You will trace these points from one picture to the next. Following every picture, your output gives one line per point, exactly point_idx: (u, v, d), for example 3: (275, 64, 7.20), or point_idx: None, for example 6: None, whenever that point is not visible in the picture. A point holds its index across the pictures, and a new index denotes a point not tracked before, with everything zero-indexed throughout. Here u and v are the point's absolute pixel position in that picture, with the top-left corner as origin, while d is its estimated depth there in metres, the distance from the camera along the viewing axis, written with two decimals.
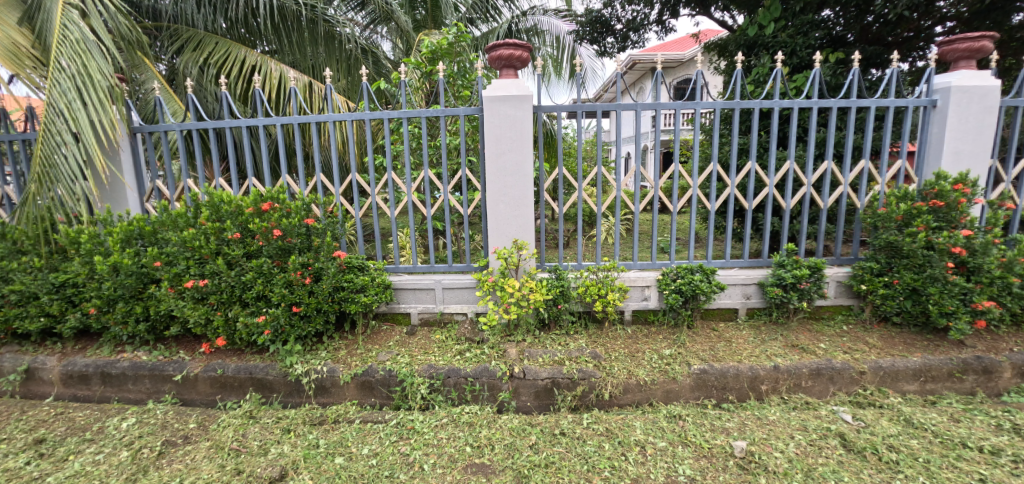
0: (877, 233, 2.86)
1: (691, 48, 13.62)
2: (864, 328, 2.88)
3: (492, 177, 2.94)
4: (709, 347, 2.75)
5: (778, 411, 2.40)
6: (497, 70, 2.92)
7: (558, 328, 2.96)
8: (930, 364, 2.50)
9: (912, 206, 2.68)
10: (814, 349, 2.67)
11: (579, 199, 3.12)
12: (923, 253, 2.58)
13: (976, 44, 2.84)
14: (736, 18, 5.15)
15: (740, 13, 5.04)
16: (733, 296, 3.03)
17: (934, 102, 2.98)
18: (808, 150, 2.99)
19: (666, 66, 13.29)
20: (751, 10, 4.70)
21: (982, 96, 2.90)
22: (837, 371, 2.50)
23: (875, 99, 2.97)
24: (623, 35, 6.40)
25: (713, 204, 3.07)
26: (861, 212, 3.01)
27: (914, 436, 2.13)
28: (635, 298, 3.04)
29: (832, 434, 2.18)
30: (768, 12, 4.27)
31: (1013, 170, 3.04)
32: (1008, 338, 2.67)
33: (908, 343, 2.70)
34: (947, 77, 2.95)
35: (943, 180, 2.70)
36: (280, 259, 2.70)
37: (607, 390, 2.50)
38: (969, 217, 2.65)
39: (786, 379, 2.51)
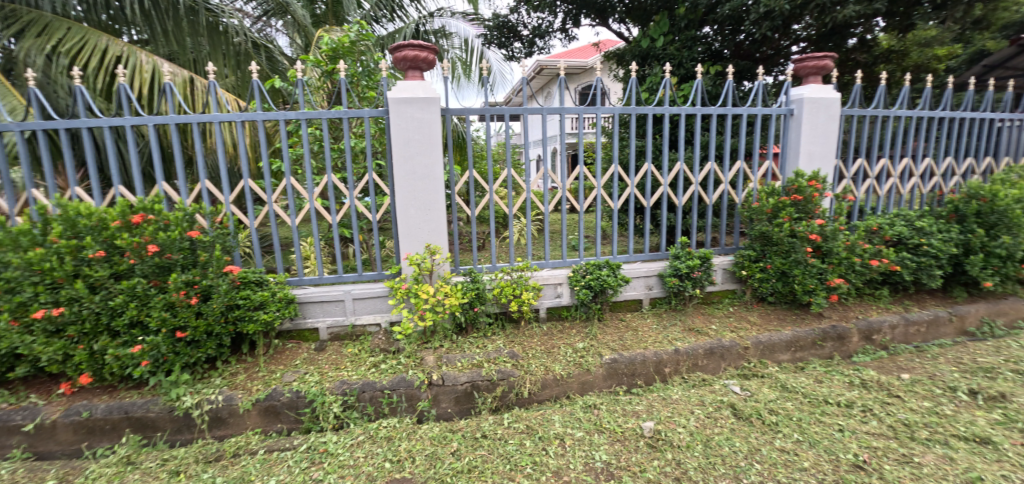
0: (753, 224, 3.24)
1: (591, 57, 14.45)
2: (746, 307, 3.26)
3: (400, 181, 2.85)
4: (618, 336, 2.92)
5: (680, 390, 2.61)
6: (402, 71, 2.85)
7: (475, 331, 2.96)
8: (799, 336, 2.87)
9: (778, 200, 3.08)
10: (707, 331, 2.95)
11: (490, 201, 3.13)
12: (789, 240, 2.97)
13: (820, 63, 3.35)
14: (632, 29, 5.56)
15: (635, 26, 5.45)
16: (638, 288, 3.25)
17: (791, 111, 3.46)
18: (695, 152, 3.29)
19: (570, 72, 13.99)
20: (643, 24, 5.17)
21: (827, 106, 3.42)
22: (726, 349, 2.78)
23: (747, 107, 3.36)
24: (529, 42, 6.59)
25: (616, 203, 3.24)
26: (740, 206, 3.39)
27: (788, 399, 2.44)
28: (549, 296, 3.13)
29: (725, 405, 2.41)
30: (658, 26, 4.72)
31: (852, 167, 3.61)
32: (854, 308, 3.17)
33: (781, 318, 3.09)
34: (800, 89, 3.44)
35: (800, 177, 3.13)
36: (158, 279, 2.39)
37: (526, 388, 2.54)
38: (822, 208, 3.10)
39: (685, 360, 2.73)
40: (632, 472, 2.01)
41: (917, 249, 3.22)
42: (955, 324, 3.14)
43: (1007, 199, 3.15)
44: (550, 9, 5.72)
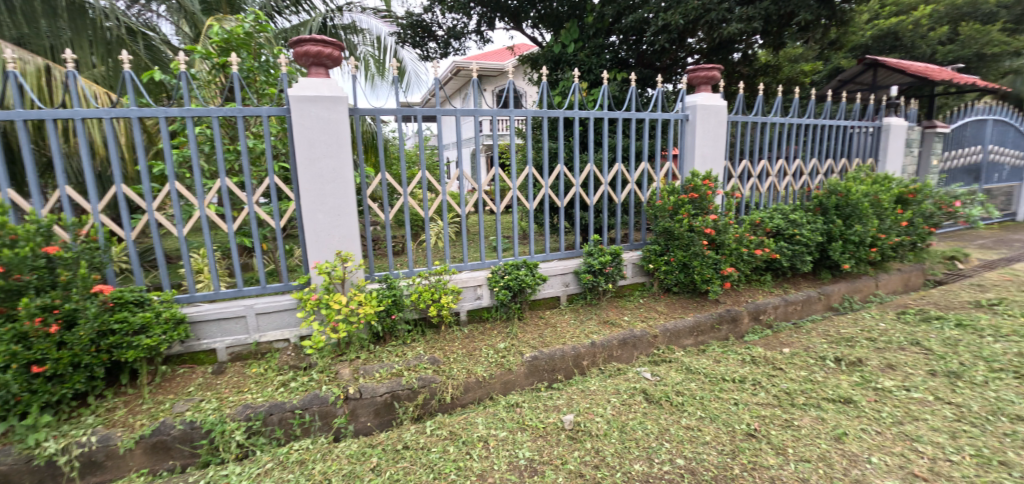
0: (657, 221, 3.49)
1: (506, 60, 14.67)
2: (654, 298, 3.49)
3: (306, 185, 2.67)
4: (538, 334, 2.98)
5: (597, 381, 2.72)
6: (305, 68, 2.68)
7: (393, 339, 2.86)
8: (700, 321, 3.13)
9: (678, 198, 3.35)
10: (620, 322, 3.11)
11: (405, 204, 3.04)
12: (688, 234, 3.23)
13: (709, 73, 3.69)
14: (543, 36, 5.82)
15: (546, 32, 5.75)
16: (555, 286, 3.34)
17: (686, 117, 3.77)
18: (604, 153, 3.45)
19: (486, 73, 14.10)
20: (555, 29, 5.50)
21: (716, 113, 3.77)
22: (637, 338, 2.95)
23: (648, 112, 3.60)
24: (444, 42, 6.53)
25: (532, 204, 3.31)
26: (645, 204, 3.63)
27: (692, 380, 2.64)
28: (469, 298, 3.12)
29: (637, 391, 2.56)
30: (568, 33, 5.09)
31: (739, 167, 4.01)
32: (744, 293, 3.53)
33: (684, 306, 3.35)
34: (693, 97, 3.77)
35: (696, 177, 3.42)
36: (3, 305, 2.01)
37: (448, 393, 2.50)
38: (714, 204, 3.41)
39: (601, 352, 2.86)
40: (554, 466, 2.05)
41: (792, 238, 3.66)
42: (824, 302, 3.61)
43: (857, 194, 3.69)
44: (464, 11, 5.73)
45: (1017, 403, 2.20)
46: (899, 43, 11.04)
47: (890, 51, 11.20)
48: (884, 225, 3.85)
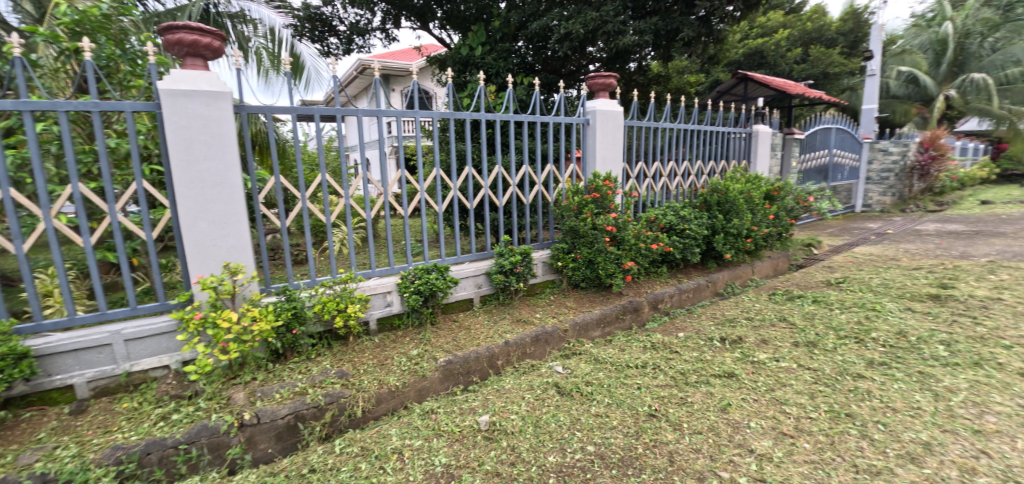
0: (563, 220, 3.63)
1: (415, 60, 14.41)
2: (563, 294, 3.63)
3: (184, 190, 2.38)
4: (452, 338, 2.95)
5: (512, 379, 2.75)
6: (178, 58, 2.39)
7: (295, 355, 2.66)
8: (606, 314, 3.31)
9: (582, 198, 3.52)
10: (532, 320, 3.19)
11: (304, 210, 2.85)
12: (591, 232, 3.41)
13: (606, 81, 3.95)
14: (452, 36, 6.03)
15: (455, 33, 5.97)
16: (467, 288, 3.34)
17: (587, 121, 3.99)
18: (511, 156, 3.52)
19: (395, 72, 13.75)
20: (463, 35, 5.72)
21: (613, 117, 4.03)
22: (549, 334, 3.04)
23: (552, 115, 3.74)
24: (347, 38, 6.28)
25: (441, 206, 3.27)
26: (552, 205, 3.77)
27: (600, 370, 2.78)
28: (378, 305, 3.00)
29: (550, 385, 2.64)
30: (475, 36, 5.37)
31: (635, 168, 4.32)
32: (644, 284, 3.81)
33: (591, 300, 3.52)
34: (593, 103, 3.99)
35: (597, 177, 3.63)
36: None
37: (358, 407, 2.37)
38: (614, 203, 3.64)
39: (515, 350, 2.90)
40: (471, 468, 2.03)
41: (682, 233, 4.01)
42: (710, 289, 4.01)
43: (733, 191, 4.16)
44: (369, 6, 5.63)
45: (858, 364, 2.62)
46: (764, 61, 12.69)
47: (757, 68, 12.83)
48: (756, 218, 4.37)
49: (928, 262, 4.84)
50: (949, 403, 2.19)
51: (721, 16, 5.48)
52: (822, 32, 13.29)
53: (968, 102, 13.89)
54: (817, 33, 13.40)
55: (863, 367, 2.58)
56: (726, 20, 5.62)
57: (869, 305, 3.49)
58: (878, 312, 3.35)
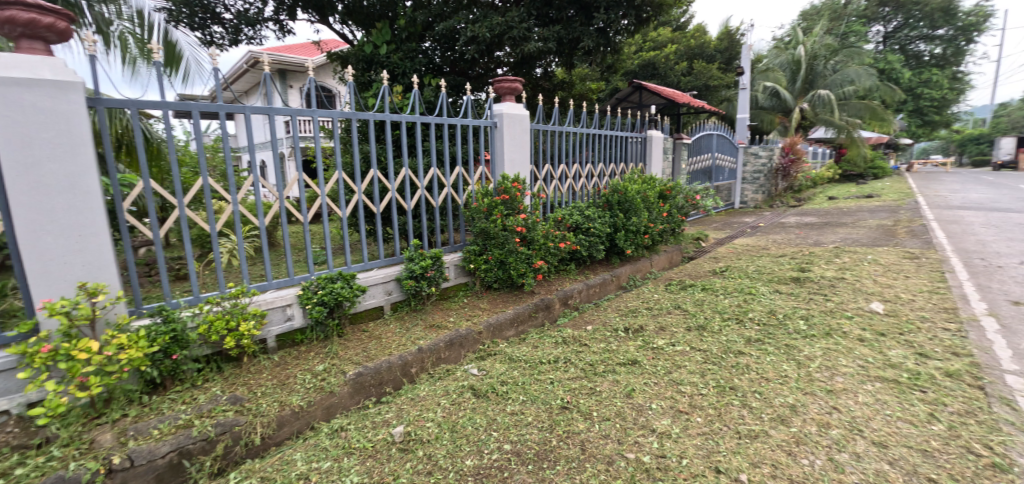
0: (474, 222, 3.64)
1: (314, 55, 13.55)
2: (477, 296, 3.63)
3: (21, 198, 1.99)
4: (361, 349, 2.80)
5: (427, 386, 2.69)
6: (9, 41, 2.00)
7: (177, 384, 2.35)
8: (519, 312, 3.37)
9: (491, 200, 3.55)
10: (446, 324, 3.15)
11: (183, 218, 2.53)
12: (502, 234, 3.46)
13: (512, 85, 4.03)
14: (354, 31, 6.16)
15: (357, 29, 6.09)
16: (377, 295, 3.20)
17: (494, 124, 4.03)
18: (418, 158, 3.44)
19: (291, 68, 12.81)
20: (367, 33, 5.58)
21: (520, 121, 4.13)
22: (463, 337, 3.02)
23: (459, 117, 3.72)
24: (234, 27, 5.82)
25: (345, 211, 3.09)
26: (461, 207, 3.77)
27: (514, 368, 2.82)
28: (276, 321, 2.75)
29: (466, 388, 2.62)
30: (380, 34, 5.23)
31: (542, 170, 4.46)
32: (555, 281, 3.94)
33: (504, 300, 3.57)
34: (499, 106, 4.05)
35: (506, 179, 3.69)
36: None
37: (256, 434, 2.15)
38: (523, 205, 3.73)
39: (429, 356, 2.84)
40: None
41: (587, 231, 4.23)
42: (615, 283, 4.27)
43: (631, 191, 4.48)
44: None
45: (739, 342, 2.94)
46: (656, 72, 13.86)
47: (651, 78, 13.99)
48: (652, 216, 4.75)
49: (791, 250, 5.60)
50: (809, 369, 2.54)
51: (617, 29, 5.89)
52: (703, 48, 14.85)
53: (817, 113, 16.33)
54: (699, 49, 14.94)
55: (743, 344, 2.91)
56: (622, 33, 6.05)
57: (746, 289, 3.95)
58: (753, 295, 3.81)
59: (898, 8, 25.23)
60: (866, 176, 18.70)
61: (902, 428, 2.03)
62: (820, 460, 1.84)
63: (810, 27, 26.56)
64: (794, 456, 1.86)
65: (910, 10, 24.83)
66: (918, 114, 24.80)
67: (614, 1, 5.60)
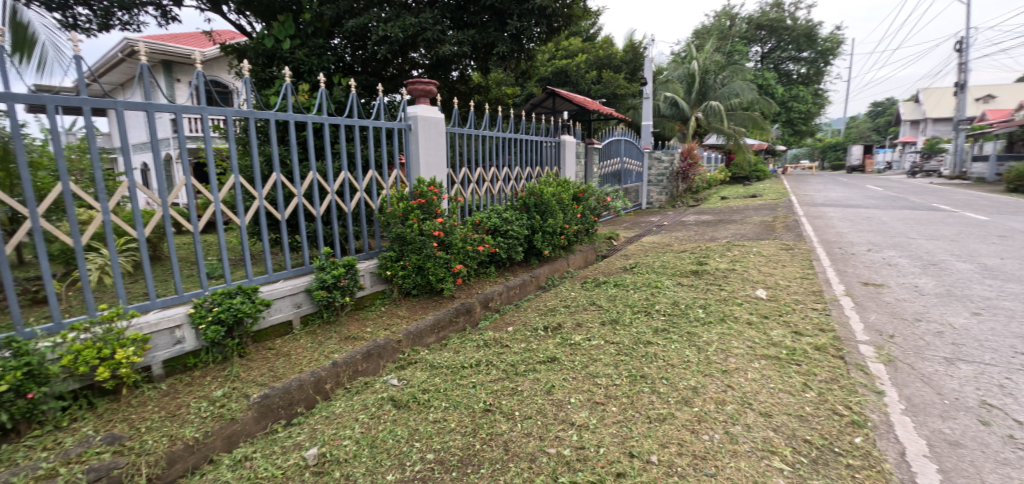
0: (389, 228, 3.52)
1: (206, 48, 12.32)
2: (395, 304, 3.52)
3: None
4: (267, 368, 2.58)
5: (344, 402, 2.54)
6: None
7: (34, 428, 1.99)
8: (439, 318, 3.32)
9: (407, 204, 3.47)
10: (362, 335, 3.01)
11: (36, 232, 2.15)
12: (419, 238, 3.39)
13: (426, 87, 3.98)
14: (253, 24, 5.83)
15: (256, 21, 5.77)
16: (284, 309, 2.97)
17: (409, 126, 3.95)
18: (327, 161, 3.25)
19: (178, 60, 11.53)
20: (267, 25, 5.20)
21: (435, 124, 4.08)
22: (382, 347, 2.90)
23: (371, 119, 3.58)
24: (104, 10, 5.33)
25: (244, 219, 2.82)
26: (376, 212, 3.63)
27: (436, 375, 2.77)
28: (163, 344, 2.44)
29: (385, 400, 2.52)
30: (282, 28, 4.90)
31: (459, 174, 4.44)
32: (475, 285, 3.94)
33: (424, 306, 3.49)
34: (414, 108, 3.97)
35: (422, 183, 3.63)
36: None
37: (141, 475, 1.88)
38: (441, 209, 3.68)
39: (344, 370, 2.69)
40: None
41: (506, 233, 4.28)
42: (534, 283, 4.37)
43: (547, 194, 4.61)
44: None
45: (648, 332, 3.15)
46: (569, 79, 14.51)
47: (564, 85, 14.61)
48: (567, 217, 4.94)
49: (691, 246, 6.12)
50: (708, 353, 2.79)
51: (530, 36, 6.05)
52: (610, 59, 15.79)
53: (709, 122, 18.07)
54: (607, 59, 15.88)
55: (652, 334, 3.12)
56: (535, 40, 6.22)
57: (653, 283, 4.25)
58: (659, 288, 4.10)
59: (771, 31, 28.74)
60: (751, 178, 21.03)
61: (783, 398, 2.29)
62: (718, 434, 2.02)
63: (701, 44, 29.37)
64: (697, 433, 2.03)
65: (781, 33, 28.39)
66: (789, 124, 28.40)
67: (526, 9, 5.75)
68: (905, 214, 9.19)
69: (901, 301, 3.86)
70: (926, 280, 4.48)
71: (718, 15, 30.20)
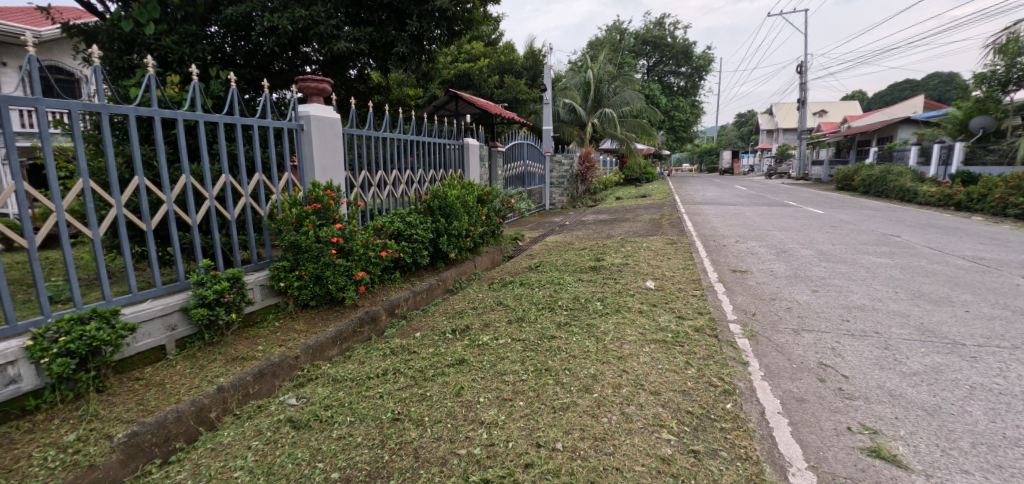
0: (281, 236, 3.27)
1: (40, 28, 10.37)
2: (291, 317, 3.27)
3: None
4: (136, 402, 2.25)
5: (233, 430, 2.30)
6: None
7: None
8: (341, 329, 3.15)
9: (301, 210, 3.26)
10: (253, 354, 2.75)
11: None
12: (316, 246, 3.19)
13: (319, 85, 3.78)
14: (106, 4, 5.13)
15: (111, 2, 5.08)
16: (154, 333, 2.62)
17: (301, 126, 3.70)
18: (204, 163, 2.92)
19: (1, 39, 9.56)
20: (124, 6, 4.55)
21: (331, 124, 3.88)
22: (277, 365, 2.69)
23: (257, 118, 3.30)
24: None
25: (98, 231, 2.43)
26: (264, 220, 3.35)
27: (339, 389, 2.64)
28: None
29: (283, 422, 2.34)
30: (144, 10, 4.32)
31: (359, 177, 4.25)
32: (379, 292, 3.81)
33: (324, 318, 3.30)
34: (306, 107, 3.74)
35: (317, 187, 3.43)
36: None
37: None
38: (339, 214, 3.51)
39: (233, 395, 2.43)
40: None
41: (410, 237, 4.20)
42: (441, 287, 4.34)
43: (451, 196, 4.60)
44: None
45: (552, 327, 3.30)
46: (472, 83, 14.65)
47: (467, 89, 14.71)
48: (472, 219, 4.98)
49: (590, 244, 6.52)
50: (605, 342, 3.00)
51: (430, 38, 6.00)
52: (511, 64, 16.23)
53: (604, 128, 19.35)
54: (508, 65, 16.28)
55: (556, 329, 3.28)
56: (436, 42, 6.19)
57: (556, 281, 4.45)
58: (562, 285, 4.31)
59: (654, 47, 31.63)
60: (640, 181, 22.92)
61: (670, 376, 2.55)
62: (615, 416, 2.18)
63: (594, 55, 31.38)
64: (596, 417, 2.18)
65: (662, 49, 31.34)
66: (671, 131, 31.45)
67: (426, 11, 5.69)
68: (763, 210, 10.68)
69: (762, 284, 4.49)
70: (779, 265, 5.26)
71: (609, 30, 32.53)
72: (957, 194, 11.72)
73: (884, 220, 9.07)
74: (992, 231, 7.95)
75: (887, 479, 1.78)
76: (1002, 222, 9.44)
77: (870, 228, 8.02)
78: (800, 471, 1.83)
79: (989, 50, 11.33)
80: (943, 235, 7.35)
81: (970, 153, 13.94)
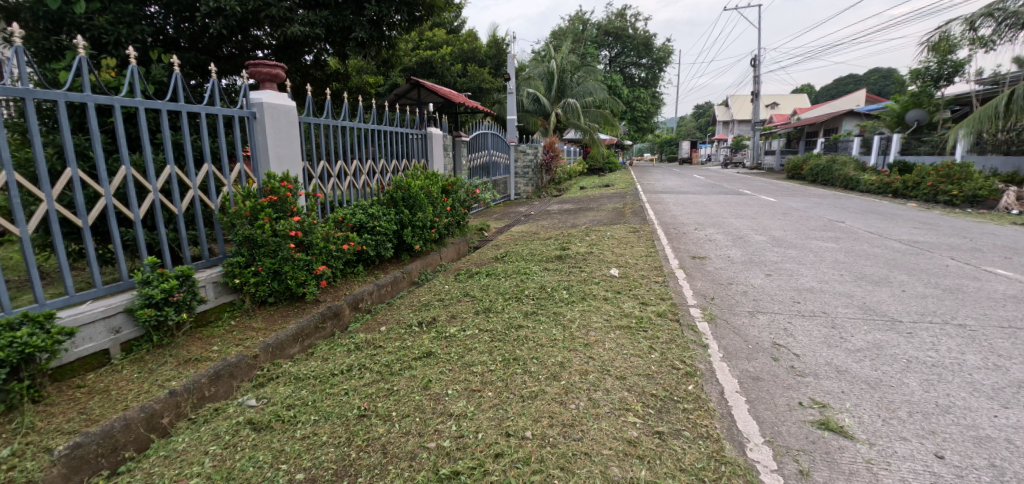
0: (234, 230, 3.11)
1: None
2: (247, 315, 3.14)
3: None
4: (79, 411, 2.10)
5: (189, 435, 2.20)
6: None
7: None
8: (303, 326, 3.05)
9: (256, 203, 3.11)
10: (208, 355, 2.62)
11: None
12: (273, 240, 3.06)
13: (272, 71, 3.59)
14: None
15: None
16: (95, 337, 2.45)
17: (254, 114, 3.51)
18: (147, 153, 2.72)
19: None
20: None
21: (285, 112, 3.70)
22: (233, 366, 2.57)
23: (204, 105, 3.10)
24: None
25: (25, 228, 2.22)
26: (215, 213, 3.17)
27: (302, 388, 2.55)
28: None
29: (243, 425, 2.24)
30: None
31: (317, 168, 4.09)
32: (342, 286, 3.70)
33: (284, 314, 3.18)
34: (258, 94, 3.55)
35: (273, 179, 3.28)
36: None
37: None
38: (296, 206, 3.37)
39: (187, 399, 2.32)
40: None
41: (373, 230, 4.10)
42: (406, 279, 4.29)
43: (415, 187, 4.51)
44: None
45: (519, 316, 3.32)
46: (434, 71, 14.40)
47: (429, 77, 14.43)
48: (437, 210, 4.91)
49: (555, 233, 6.57)
50: (572, 329, 3.04)
51: (390, 24, 5.83)
52: (474, 53, 16.04)
53: (568, 118, 19.48)
54: (471, 53, 16.04)
55: (523, 318, 3.30)
56: (396, 28, 6.02)
57: (522, 270, 4.46)
58: (529, 274, 4.33)
59: (617, 38, 31.96)
60: (604, 170, 23.35)
61: (634, 361, 2.62)
62: (583, 402, 2.22)
63: (557, 44, 31.50)
64: (564, 403, 2.21)
65: (623, 40, 31.73)
66: (633, 122, 32.07)
67: None
68: (721, 199, 11.08)
69: (719, 270, 4.67)
70: (735, 251, 5.48)
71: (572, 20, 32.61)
72: (895, 182, 12.54)
73: (830, 207, 9.58)
74: (924, 217, 8.55)
75: (834, 450, 1.89)
76: (933, 208, 10.17)
77: (818, 214, 8.46)
78: (757, 446, 1.92)
79: (923, 48, 12.09)
80: (882, 221, 7.84)
81: (906, 144, 14.92)
